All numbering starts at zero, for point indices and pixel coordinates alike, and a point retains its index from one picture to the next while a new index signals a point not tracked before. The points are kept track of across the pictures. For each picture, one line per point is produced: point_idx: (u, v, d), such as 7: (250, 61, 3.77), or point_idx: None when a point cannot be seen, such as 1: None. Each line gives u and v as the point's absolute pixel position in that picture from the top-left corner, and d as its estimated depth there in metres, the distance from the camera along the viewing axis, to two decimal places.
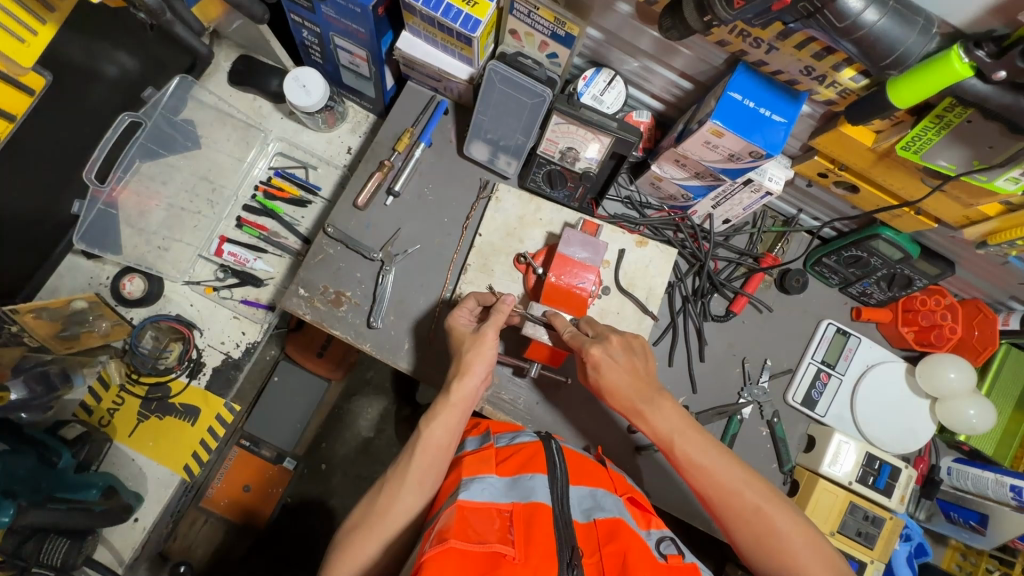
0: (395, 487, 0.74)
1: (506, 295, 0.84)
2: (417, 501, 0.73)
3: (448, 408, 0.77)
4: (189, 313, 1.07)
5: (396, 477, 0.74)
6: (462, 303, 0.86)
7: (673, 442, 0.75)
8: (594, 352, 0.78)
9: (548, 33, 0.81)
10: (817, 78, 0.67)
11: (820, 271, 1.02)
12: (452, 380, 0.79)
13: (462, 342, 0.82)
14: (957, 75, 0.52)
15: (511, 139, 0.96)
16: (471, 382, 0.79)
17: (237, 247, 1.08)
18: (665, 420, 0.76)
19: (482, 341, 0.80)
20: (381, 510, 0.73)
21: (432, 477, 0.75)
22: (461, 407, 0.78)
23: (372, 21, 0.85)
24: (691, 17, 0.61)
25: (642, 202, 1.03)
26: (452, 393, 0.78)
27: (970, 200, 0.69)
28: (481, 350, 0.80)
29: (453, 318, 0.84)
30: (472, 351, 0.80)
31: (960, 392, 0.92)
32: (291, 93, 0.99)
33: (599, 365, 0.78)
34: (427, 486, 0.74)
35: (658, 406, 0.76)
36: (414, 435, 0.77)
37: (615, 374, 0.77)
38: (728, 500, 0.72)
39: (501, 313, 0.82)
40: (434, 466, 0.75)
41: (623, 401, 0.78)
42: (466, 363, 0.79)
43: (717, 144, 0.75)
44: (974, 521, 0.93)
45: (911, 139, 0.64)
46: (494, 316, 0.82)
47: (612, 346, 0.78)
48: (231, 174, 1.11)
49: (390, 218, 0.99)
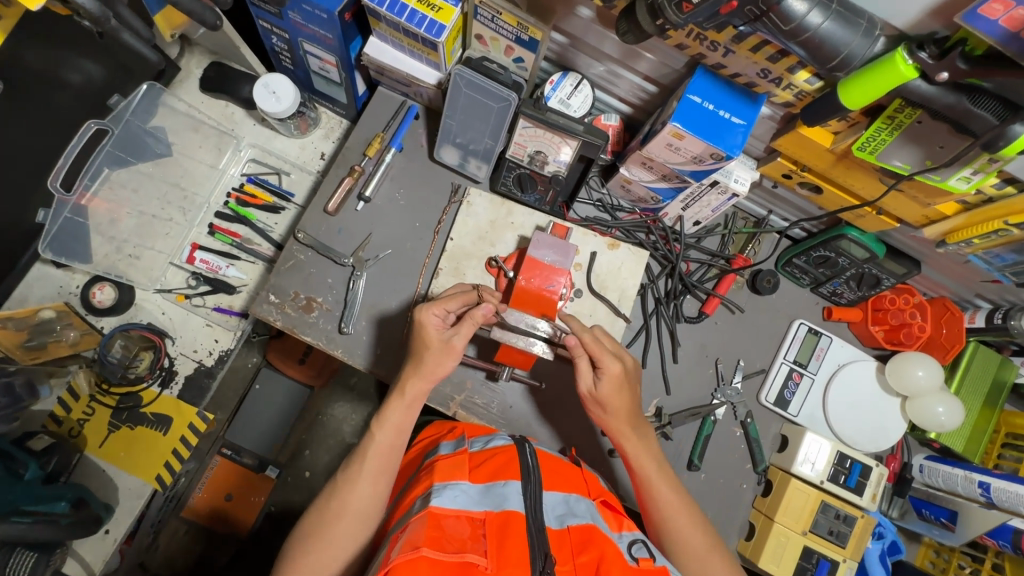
0: (347, 486, 0.74)
1: (486, 306, 0.80)
2: (367, 500, 0.74)
3: (400, 405, 0.79)
4: (161, 321, 1.06)
5: (349, 477, 0.74)
6: (440, 301, 0.81)
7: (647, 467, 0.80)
8: (612, 367, 0.80)
9: (513, 37, 0.81)
10: (774, 81, 0.67)
11: (791, 271, 1.03)
12: (410, 379, 0.80)
13: (431, 347, 0.79)
14: (903, 77, 0.53)
15: (480, 143, 0.96)
16: (423, 385, 0.80)
17: (209, 254, 1.08)
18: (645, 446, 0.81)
19: (452, 352, 0.80)
20: (334, 512, 0.72)
21: (387, 470, 0.76)
22: (413, 403, 0.80)
23: (339, 26, 0.86)
24: (644, 21, 0.61)
25: (613, 205, 1.03)
26: (407, 392, 0.79)
27: (927, 199, 0.70)
28: (447, 361, 0.80)
29: (425, 315, 0.79)
30: (432, 359, 0.80)
31: (927, 389, 0.93)
32: (261, 100, 0.99)
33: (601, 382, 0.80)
34: (382, 483, 0.75)
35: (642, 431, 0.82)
36: (365, 439, 0.77)
37: (619, 399, 0.80)
38: (674, 522, 0.77)
39: (474, 322, 0.80)
40: (389, 463, 0.76)
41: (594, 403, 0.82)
42: (432, 370, 0.80)
43: (680, 147, 0.75)
44: (944, 517, 0.94)
45: (866, 140, 0.65)
46: (467, 325, 0.80)
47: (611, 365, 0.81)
48: (203, 182, 1.11)
49: (362, 223, 0.99)
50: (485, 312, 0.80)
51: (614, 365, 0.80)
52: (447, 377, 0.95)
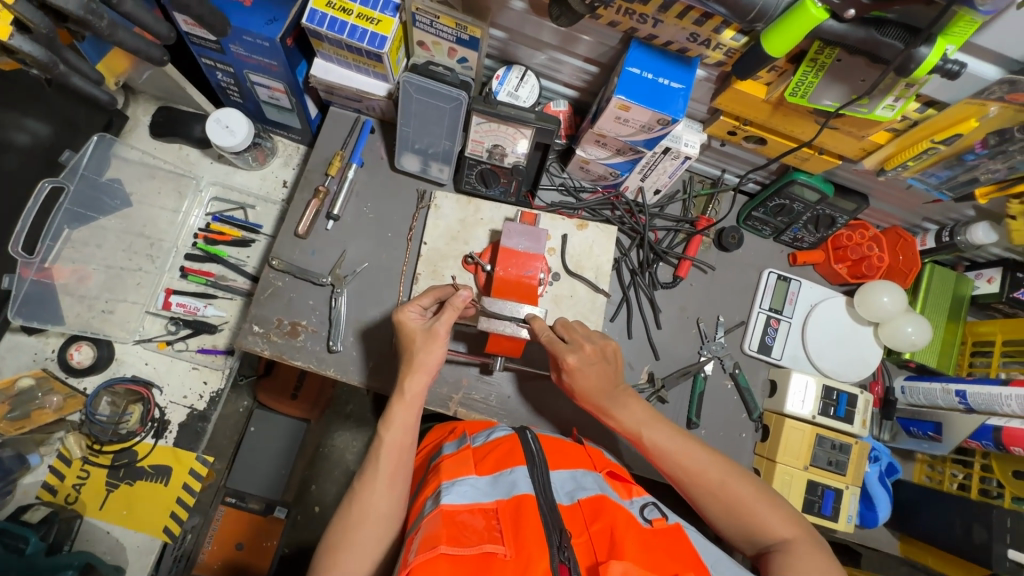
0: (365, 493, 0.74)
1: (460, 291, 0.83)
2: (389, 502, 0.74)
3: (403, 407, 0.80)
4: (145, 372, 1.06)
5: (365, 482, 0.75)
6: (414, 298, 0.85)
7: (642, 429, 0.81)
8: (568, 359, 0.82)
9: (454, 39, 0.84)
10: (703, 43, 0.71)
11: (753, 225, 1.08)
12: (407, 377, 0.82)
13: (416, 345, 0.82)
14: (815, 19, 0.57)
15: (438, 146, 0.95)
16: (424, 379, 0.82)
17: (184, 297, 1.08)
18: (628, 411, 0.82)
19: (436, 338, 0.82)
20: (357, 518, 0.73)
21: (401, 466, 0.76)
22: (414, 404, 0.81)
23: (283, 52, 0.88)
24: (574, 2, 0.64)
25: (576, 187, 1.06)
26: (407, 391, 0.81)
27: (860, 132, 0.75)
28: (433, 349, 0.82)
29: (403, 314, 0.83)
30: (423, 354, 0.82)
31: (894, 313, 0.99)
32: (214, 135, 1.00)
33: (574, 372, 0.83)
34: (398, 482, 0.76)
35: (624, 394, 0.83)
36: (375, 442, 0.78)
37: (588, 381, 0.84)
38: (682, 458, 0.78)
39: (455, 307, 0.82)
40: (404, 462, 0.77)
41: (591, 402, 0.85)
42: (423, 364, 0.82)
43: (627, 118, 0.79)
44: (931, 431, 0.98)
45: (796, 84, 0.70)
46: (447, 311, 0.82)
47: (587, 353, 0.83)
48: (168, 228, 1.11)
49: (334, 241, 1.00)
50: (465, 296, 0.83)
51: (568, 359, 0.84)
52: (443, 378, 0.97)
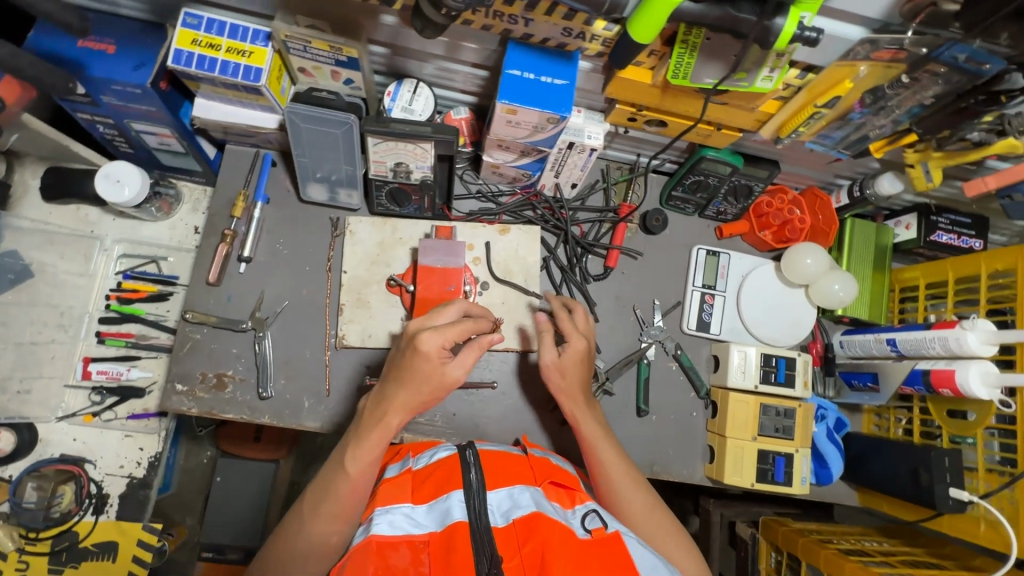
0: (308, 523, 0.72)
1: (494, 334, 0.75)
2: (336, 535, 0.73)
3: (373, 440, 0.74)
4: (74, 448, 1.01)
5: (311, 515, 0.73)
6: (442, 329, 0.73)
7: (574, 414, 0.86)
8: (578, 344, 0.87)
9: (333, 61, 0.81)
10: (579, 36, 0.70)
11: (675, 204, 1.08)
12: (392, 409, 0.74)
13: (427, 380, 0.73)
14: (671, 3, 0.56)
15: (340, 171, 0.92)
16: (406, 416, 0.76)
17: (104, 363, 1.02)
18: (568, 399, 0.86)
19: (448, 381, 0.74)
20: (300, 553, 0.72)
21: (355, 507, 0.73)
22: (383, 437, 0.74)
23: (158, 98, 0.83)
24: (431, 13, 0.61)
25: (494, 192, 1.04)
26: (384, 424, 0.74)
27: (749, 105, 0.75)
28: (440, 390, 0.74)
29: (427, 351, 0.71)
30: (424, 394, 0.74)
31: (820, 272, 1.00)
32: (105, 192, 0.95)
33: (560, 368, 0.86)
34: (350, 517, 0.73)
35: (566, 385, 0.86)
36: (332, 473, 0.74)
37: (564, 378, 0.86)
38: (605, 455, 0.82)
39: (481, 348, 0.74)
40: (360, 496, 0.74)
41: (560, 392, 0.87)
42: (417, 399, 0.74)
43: (518, 121, 0.77)
44: (870, 381, 1.00)
45: (675, 67, 0.68)
46: (471, 353, 0.74)
47: (571, 349, 0.87)
48: (76, 294, 1.05)
49: (251, 284, 0.96)
50: (494, 339, 0.75)
51: (548, 358, 0.87)
52: None
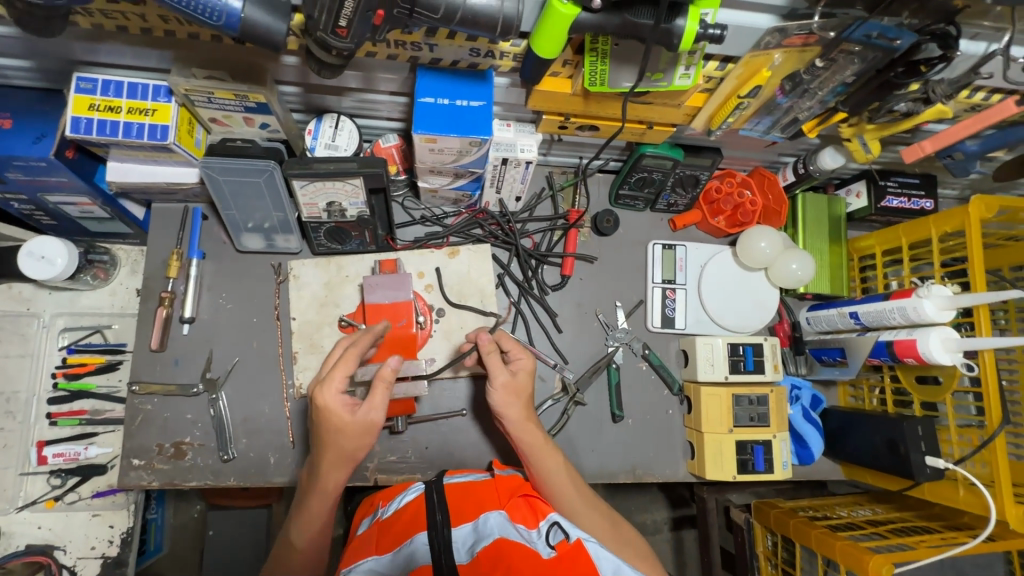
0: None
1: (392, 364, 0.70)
2: None
3: (303, 522, 0.75)
4: (40, 536, 0.97)
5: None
6: (337, 372, 0.70)
7: (521, 440, 0.77)
8: (523, 362, 0.78)
9: (242, 108, 0.77)
10: (488, 55, 0.67)
11: (625, 202, 1.06)
12: (321, 478, 0.73)
13: (341, 430, 0.69)
14: (568, 17, 0.54)
15: (272, 218, 0.89)
16: (346, 472, 0.73)
17: (59, 445, 0.99)
18: (515, 423, 0.76)
19: (372, 428, 0.70)
20: None
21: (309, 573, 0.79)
22: (315, 519, 0.75)
23: (66, 168, 0.79)
24: (323, 56, 0.58)
25: (438, 214, 1.02)
26: (313, 497, 0.74)
27: (675, 101, 0.73)
28: (365, 441, 0.71)
29: (325, 400, 0.69)
30: (351, 443, 0.70)
31: (776, 253, 0.99)
32: (30, 270, 0.90)
33: (513, 385, 0.76)
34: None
35: (513, 408, 0.76)
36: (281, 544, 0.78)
37: (517, 405, 0.76)
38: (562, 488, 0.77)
39: (384, 385, 0.70)
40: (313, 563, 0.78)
41: (517, 417, 0.76)
42: (350, 451, 0.70)
43: (441, 147, 0.74)
44: (839, 356, 0.98)
45: (590, 74, 0.66)
46: (378, 392, 0.70)
47: (518, 367, 0.78)
48: (20, 376, 1.00)
49: (197, 344, 0.93)
50: (393, 366, 0.70)
51: (501, 376, 0.76)
52: None
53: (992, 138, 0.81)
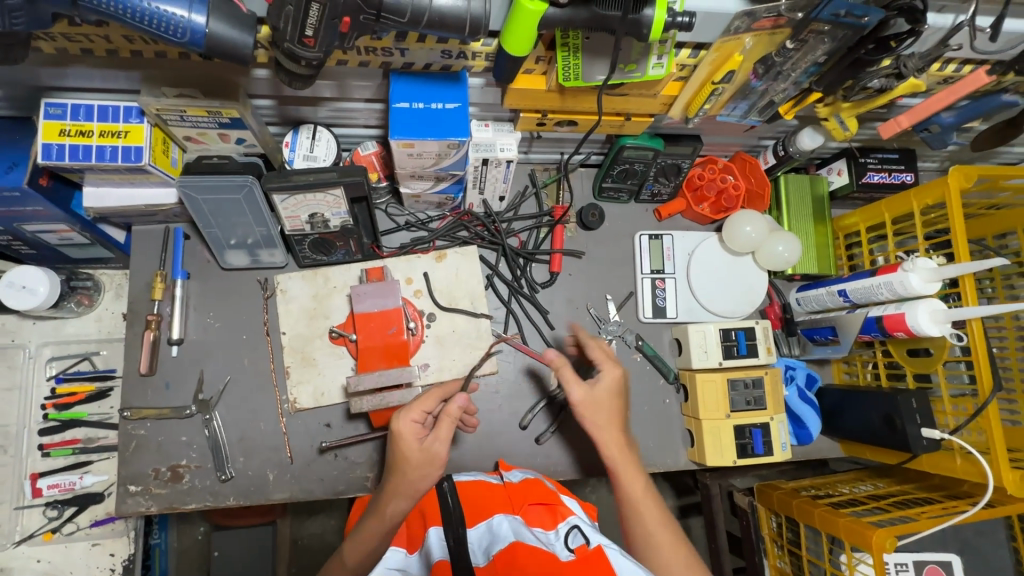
0: None
1: (459, 399, 0.73)
2: None
3: (364, 538, 0.73)
4: (40, 569, 0.96)
5: None
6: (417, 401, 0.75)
7: (608, 455, 0.79)
8: (614, 369, 0.80)
9: (216, 125, 0.76)
10: (460, 56, 0.67)
11: (609, 195, 1.06)
12: (388, 501, 0.72)
13: (407, 458, 0.71)
14: (536, 13, 0.54)
15: (255, 233, 0.88)
16: (407, 504, 0.72)
17: (54, 476, 0.98)
18: (600, 433, 0.79)
19: (434, 459, 0.72)
20: None
21: None
22: (371, 535, 0.73)
23: (41, 195, 0.78)
24: (292, 66, 0.57)
25: (423, 219, 1.01)
26: (377, 521, 0.73)
27: (651, 91, 0.72)
28: (429, 472, 0.71)
29: (400, 424, 0.72)
30: (416, 474, 0.71)
31: (762, 237, 0.99)
32: (10, 301, 0.89)
33: (589, 407, 0.78)
34: None
35: (598, 423, 0.79)
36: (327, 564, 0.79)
37: (598, 419, 0.79)
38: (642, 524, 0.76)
39: (452, 419, 0.73)
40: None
41: (606, 437, 0.79)
42: (416, 486, 0.71)
43: (419, 151, 0.74)
44: (831, 335, 0.99)
45: (563, 69, 0.65)
46: (446, 424, 0.73)
47: (608, 380, 0.79)
48: (10, 409, 0.99)
49: (188, 365, 0.92)
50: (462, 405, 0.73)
51: (577, 391, 0.78)
52: (352, 462, 0.92)
53: (967, 109, 0.81)
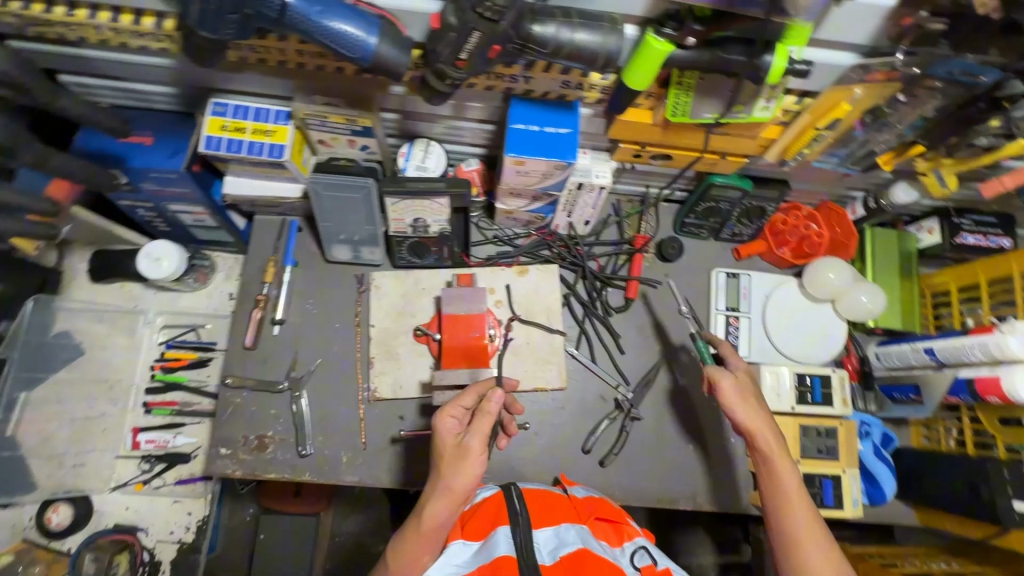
0: None
1: (493, 394, 0.70)
2: None
3: (412, 538, 0.68)
4: (128, 517, 1.05)
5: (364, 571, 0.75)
6: (454, 400, 0.73)
7: (759, 449, 0.75)
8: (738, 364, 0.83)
9: (349, 131, 0.86)
10: (577, 87, 0.73)
11: (690, 230, 1.09)
12: (429, 501, 0.67)
13: (443, 455, 0.69)
14: (662, 52, 0.59)
15: (362, 231, 0.97)
16: (448, 504, 0.66)
17: (152, 432, 1.08)
18: (748, 425, 0.76)
19: (468, 454, 0.67)
20: None
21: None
22: (424, 538, 0.68)
23: (192, 180, 0.89)
24: (436, 84, 0.65)
25: (510, 235, 1.08)
26: (423, 524, 0.67)
27: (751, 132, 0.76)
28: (465, 468, 0.66)
29: (440, 420, 0.71)
30: (449, 471, 0.67)
31: (845, 286, 0.99)
32: (145, 270, 1.01)
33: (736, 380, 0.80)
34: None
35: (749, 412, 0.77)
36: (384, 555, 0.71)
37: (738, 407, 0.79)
38: (795, 533, 0.69)
39: (489, 415, 0.68)
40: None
41: (742, 419, 0.77)
42: (449, 484, 0.66)
43: (527, 170, 0.80)
44: (913, 394, 0.97)
45: (673, 106, 0.71)
46: (482, 419, 0.69)
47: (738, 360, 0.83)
48: (125, 367, 1.10)
49: (285, 345, 1.00)
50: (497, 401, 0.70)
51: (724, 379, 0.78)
52: (419, 456, 0.96)
53: None
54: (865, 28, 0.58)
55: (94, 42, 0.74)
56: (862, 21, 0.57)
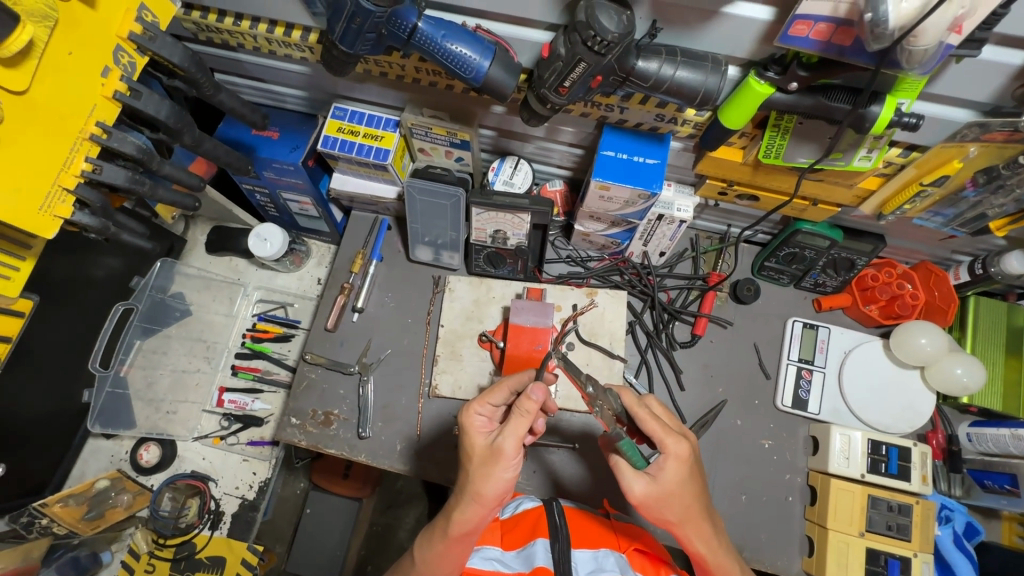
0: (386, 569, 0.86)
1: (528, 392, 0.66)
2: None
3: (449, 543, 0.67)
4: (202, 466, 1.15)
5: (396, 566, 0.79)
6: (484, 396, 0.71)
7: (686, 534, 0.66)
8: (679, 450, 0.64)
9: (448, 143, 0.93)
10: (671, 121, 0.75)
11: (769, 274, 1.06)
12: (459, 506, 0.66)
13: (472, 455, 0.67)
14: (761, 95, 0.60)
15: (446, 236, 1.04)
16: (478, 509, 0.65)
17: (235, 393, 1.18)
18: (681, 515, 0.65)
19: (501, 457, 0.64)
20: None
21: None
22: (458, 541, 0.67)
23: (305, 172, 0.98)
24: (537, 107, 0.70)
25: (583, 257, 1.10)
26: (452, 527, 0.66)
27: (848, 181, 0.74)
28: (498, 471, 0.64)
29: (469, 417, 0.69)
30: (478, 472, 0.65)
31: (939, 354, 0.92)
32: (254, 247, 1.13)
33: (659, 475, 0.64)
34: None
35: (671, 506, 0.65)
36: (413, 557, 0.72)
37: (674, 497, 0.64)
38: None
39: (526, 415, 0.65)
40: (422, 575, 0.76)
41: (673, 510, 0.65)
42: (479, 488, 0.64)
43: (610, 195, 0.83)
44: (1009, 484, 0.87)
45: (767, 147, 0.71)
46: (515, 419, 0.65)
47: (673, 446, 0.64)
48: (221, 330, 1.23)
49: (360, 332, 1.08)
50: (535, 398, 0.66)
51: (638, 485, 0.64)
52: None
53: None
54: (986, 86, 0.56)
55: (249, 48, 0.86)
56: (984, 78, 0.55)
